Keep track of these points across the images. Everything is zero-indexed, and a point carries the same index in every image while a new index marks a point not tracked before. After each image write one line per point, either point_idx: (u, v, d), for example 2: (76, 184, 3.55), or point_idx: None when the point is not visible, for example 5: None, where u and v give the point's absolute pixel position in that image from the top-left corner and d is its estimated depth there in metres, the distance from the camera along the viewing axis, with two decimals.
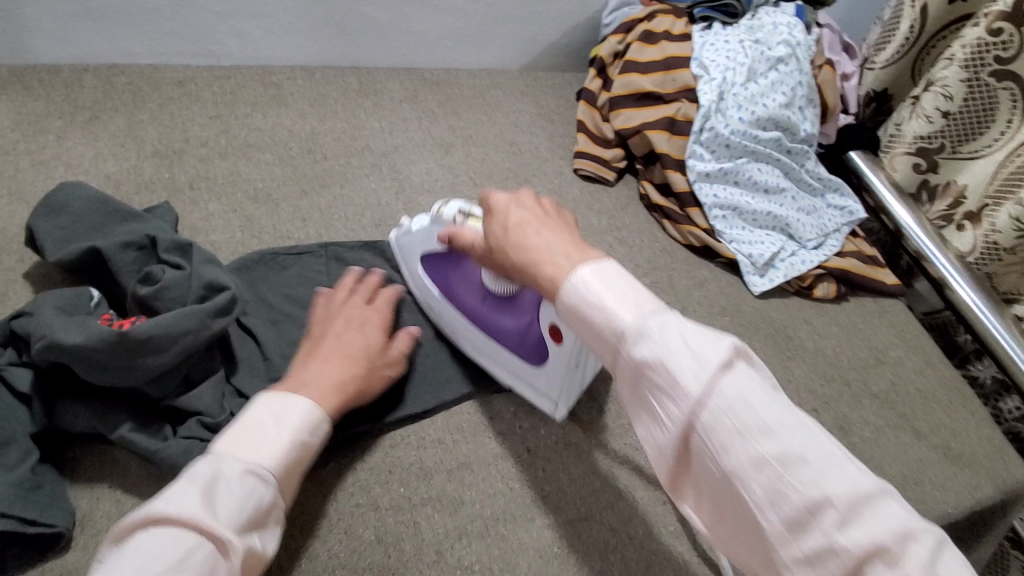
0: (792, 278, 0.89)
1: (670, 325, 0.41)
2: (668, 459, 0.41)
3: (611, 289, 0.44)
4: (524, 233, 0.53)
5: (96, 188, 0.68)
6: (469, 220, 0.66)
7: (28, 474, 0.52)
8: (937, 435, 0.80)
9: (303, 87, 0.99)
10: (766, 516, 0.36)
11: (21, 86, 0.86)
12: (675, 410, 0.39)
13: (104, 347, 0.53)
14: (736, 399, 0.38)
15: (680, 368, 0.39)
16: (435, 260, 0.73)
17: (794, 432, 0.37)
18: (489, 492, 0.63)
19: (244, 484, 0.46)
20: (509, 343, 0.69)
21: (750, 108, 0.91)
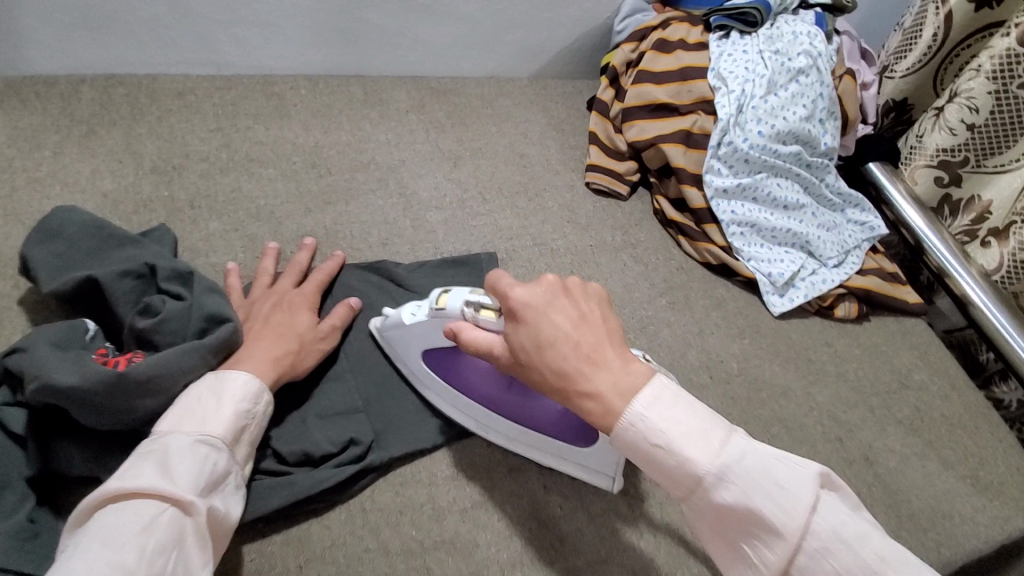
0: (813, 299, 0.87)
1: (754, 465, 0.45)
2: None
3: (688, 431, 0.46)
4: (564, 354, 0.50)
5: (90, 211, 0.65)
6: (481, 313, 0.57)
7: (24, 523, 0.49)
8: (964, 465, 0.77)
9: (306, 97, 0.95)
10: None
11: (15, 98, 0.83)
12: (771, 549, 0.44)
13: (103, 388, 0.51)
14: (827, 532, 0.43)
15: (773, 510, 0.44)
16: (439, 354, 0.66)
17: (878, 552, 0.42)
18: (504, 534, 0.61)
19: (197, 452, 0.49)
20: (548, 427, 0.63)
21: (770, 121, 0.88)
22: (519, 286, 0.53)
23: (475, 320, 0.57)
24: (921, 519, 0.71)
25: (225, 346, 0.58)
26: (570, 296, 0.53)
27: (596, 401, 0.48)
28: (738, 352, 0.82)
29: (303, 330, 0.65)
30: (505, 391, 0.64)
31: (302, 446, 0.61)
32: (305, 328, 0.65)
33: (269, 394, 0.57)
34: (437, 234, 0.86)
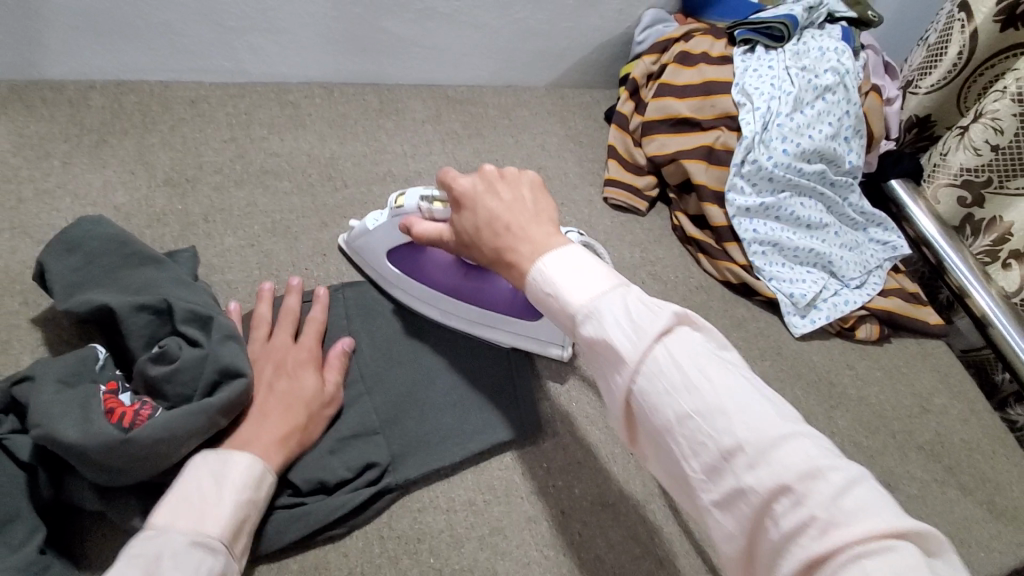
0: (834, 320, 0.86)
1: (617, 300, 0.41)
2: (619, 422, 0.42)
3: (568, 272, 0.44)
4: (496, 230, 0.51)
5: (117, 225, 0.63)
6: (434, 205, 0.63)
7: (35, 555, 0.47)
8: (983, 491, 0.76)
9: (321, 107, 0.94)
10: (689, 464, 0.37)
11: (24, 105, 0.81)
12: (619, 377, 0.40)
13: (105, 450, 0.48)
14: (667, 359, 0.38)
15: (618, 337, 0.40)
16: (401, 252, 0.73)
17: (717, 383, 0.37)
18: (524, 562, 0.59)
19: (192, 556, 0.43)
20: (503, 309, 0.71)
21: (796, 140, 0.86)
22: (462, 177, 0.55)
23: (429, 211, 0.63)
24: None
25: (233, 406, 0.53)
26: (506, 182, 0.54)
27: (517, 263, 0.48)
28: (758, 373, 0.81)
29: (309, 399, 0.60)
30: (462, 279, 0.72)
31: (317, 475, 0.59)
32: (310, 394, 0.60)
33: (272, 476, 0.54)
34: None
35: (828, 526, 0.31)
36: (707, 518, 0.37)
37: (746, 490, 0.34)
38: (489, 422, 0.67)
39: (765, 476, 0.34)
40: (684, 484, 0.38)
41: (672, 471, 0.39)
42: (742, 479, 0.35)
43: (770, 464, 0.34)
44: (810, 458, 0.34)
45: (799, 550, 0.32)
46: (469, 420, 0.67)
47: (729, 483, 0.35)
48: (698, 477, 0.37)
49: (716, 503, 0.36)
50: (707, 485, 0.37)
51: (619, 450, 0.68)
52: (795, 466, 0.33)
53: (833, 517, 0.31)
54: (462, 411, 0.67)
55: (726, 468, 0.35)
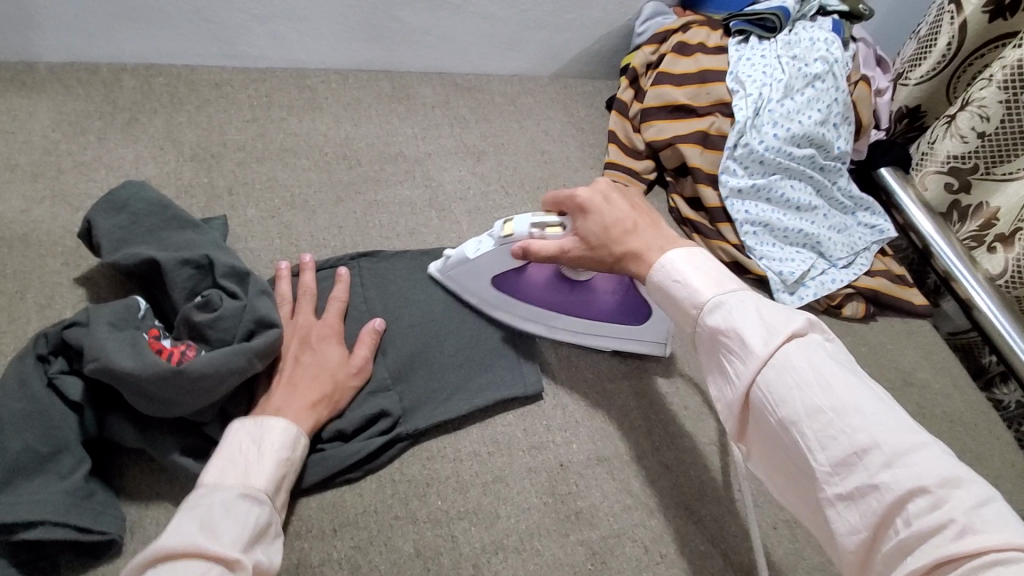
0: (822, 297, 0.90)
1: (745, 300, 0.51)
2: (739, 412, 0.49)
3: (696, 272, 0.55)
4: (624, 230, 0.62)
5: (158, 191, 0.69)
6: (548, 228, 0.67)
7: (81, 482, 0.53)
8: (961, 460, 0.80)
9: (337, 91, 0.99)
10: (816, 457, 0.43)
11: (61, 85, 0.87)
12: (744, 367, 0.48)
13: (158, 381, 0.53)
14: (800, 360, 0.46)
15: (751, 334, 0.49)
16: (504, 275, 0.74)
17: (851, 389, 0.44)
18: (523, 507, 0.63)
19: (239, 507, 0.49)
20: (609, 316, 0.74)
21: (786, 125, 0.91)
22: (580, 189, 0.66)
23: (544, 236, 0.67)
24: None
25: (268, 351, 0.59)
26: (619, 194, 0.66)
27: (645, 253, 0.60)
28: None
29: (334, 369, 0.64)
30: (566, 294, 0.75)
31: (334, 424, 0.63)
32: (336, 367, 0.65)
33: (306, 438, 0.58)
34: (461, 225, 0.89)
35: (963, 530, 0.36)
36: (829, 509, 0.43)
37: (879, 487, 0.40)
38: (494, 380, 0.72)
39: (900, 477, 0.39)
40: (807, 475, 0.44)
41: (794, 464, 0.46)
42: (876, 477, 0.40)
43: (908, 468, 0.40)
44: (943, 467, 0.39)
45: (931, 547, 0.37)
46: (473, 380, 0.71)
47: (861, 478, 0.41)
48: (825, 471, 0.43)
49: (841, 495, 0.42)
50: (833, 479, 0.42)
51: (614, 411, 0.72)
52: (934, 475, 0.39)
53: (970, 524, 0.36)
54: (468, 370, 0.72)
55: (858, 464, 0.41)
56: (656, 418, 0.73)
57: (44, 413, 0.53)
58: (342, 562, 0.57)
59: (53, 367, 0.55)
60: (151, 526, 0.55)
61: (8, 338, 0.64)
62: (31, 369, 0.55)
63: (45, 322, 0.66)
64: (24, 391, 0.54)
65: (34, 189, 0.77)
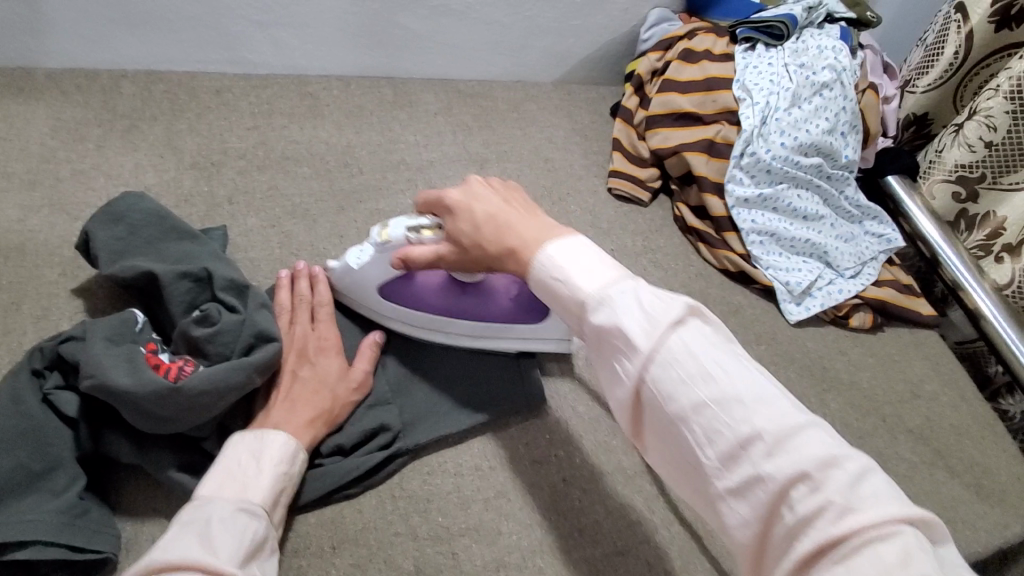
0: (829, 308, 0.89)
1: (627, 288, 0.45)
2: (628, 411, 0.44)
3: (573, 262, 0.48)
4: (496, 227, 0.54)
5: (158, 201, 0.68)
6: (423, 232, 0.64)
7: (75, 499, 0.51)
8: (969, 473, 0.79)
9: (339, 98, 0.98)
10: (705, 453, 0.39)
11: (60, 91, 0.86)
12: (629, 363, 0.43)
13: (155, 398, 0.52)
14: (682, 349, 0.41)
15: (632, 326, 0.43)
16: (391, 282, 0.70)
17: (734, 375, 0.40)
18: (526, 523, 0.62)
19: (237, 521, 0.48)
20: (506, 317, 0.70)
21: (793, 134, 0.90)
22: (449, 189, 0.60)
23: (419, 240, 0.64)
24: None
25: (269, 366, 0.58)
26: (493, 188, 0.59)
27: (521, 250, 0.51)
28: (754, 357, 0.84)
29: (333, 384, 0.63)
30: (457, 298, 0.70)
31: (334, 439, 0.63)
32: (335, 381, 0.64)
33: (304, 453, 0.57)
34: None
35: (843, 511, 0.34)
36: (721, 505, 0.39)
37: (764, 477, 0.37)
38: (497, 393, 0.71)
39: (784, 464, 0.37)
40: (696, 471, 0.41)
41: (683, 461, 0.42)
42: (762, 467, 0.37)
43: (790, 454, 0.37)
44: (824, 448, 0.37)
45: (814, 533, 0.35)
46: (476, 392, 0.70)
47: (747, 470, 0.38)
48: (714, 466, 0.39)
49: (731, 490, 0.38)
50: (723, 474, 0.39)
51: (618, 423, 0.72)
52: (814, 457, 0.36)
53: (849, 504, 0.34)
54: (472, 383, 0.71)
55: (744, 457, 0.38)
56: None
57: (38, 430, 0.52)
58: None
59: (48, 382, 0.54)
60: (146, 543, 0.54)
61: (4, 350, 0.63)
62: (26, 385, 0.54)
63: (41, 333, 0.65)
64: (18, 407, 0.52)
65: (31, 198, 0.76)
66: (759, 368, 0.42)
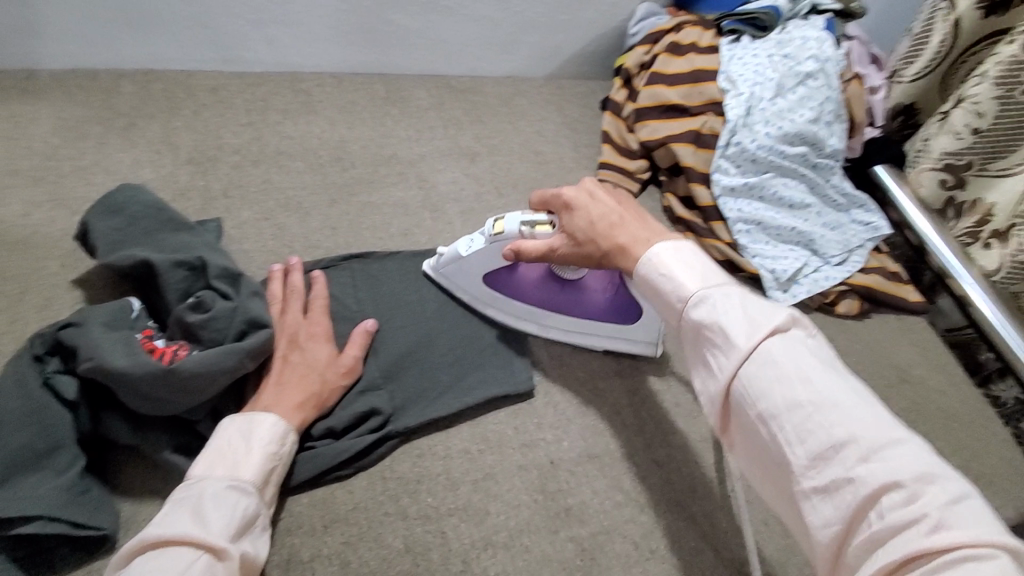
0: (815, 294, 0.90)
1: (732, 294, 0.49)
2: (718, 405, 0.47)
3: (680, 264, 0.53)
4: (610, 226, 0.61)
5: (155, 194, 0.70)
6: (537, 228, 0.66)
7: (76, 479, 0.53)
8: (956, 456, 0.80)
9: (332, 94, 1.00)
10: (793, 450, 0.41)
11: (60, 91, 0.88)
12: (724, 358, 0.46)
13: (150, 379, 0.54)
14: (780, 352, 0.44)
15: (734, 325, 0.47)
16: (496, 273, 0.75)
17: (832, 383, 0.42)
18: (514, 503, 0.64)
19: (228, 498, 0.50)
20: (599, 315, 0.75)
21: (777, 124, 0.92)
22: (568, 188, 0.66)
23: (533, 235, 0.67)
24: None
25: (262, 351, 0.60)
26: (608, 192, 0.64)
27: (633, 248, 0.58)
28: None
29: (323, 369, 0.64)
30: (556, 292, 0.75)
31: (325, 421, 0.64)
32: (325, 366, 0.65)
33: (294, 434, 0.59)
34: (455, 226, 0.90)
35: (937, 526, 0.34)
36: (804, 503, 0.40)
37: (855, 481, 0.38)
38: (486, 379, 0.72)
39: (879, 471, 0.37)
40: (784, 471, 0.42)
41: (769, 459, 0.44)
42: (853, 471, 0.38)
43: (885, 463, 0.38)
44: (921, 463, 0.37)
45: (903, 542, 0.35)
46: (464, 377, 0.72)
47: (836, 472, 0.39)
48: (801, 465, 0.41)
49: (816, 490, 0.40)
50: (810, 473, 0.40)
51: (605, 408, 0.73)
52: (911, 470, 0.37)
53: (946, 519, 0.34)
54: (462, 367, 0.73)
55: (834, 458, 0.39)
56: (647, 415, 0.73)
57: (39, 411, 0.54)
58: (331, 559, 0.58)
59: (48, 367, 0.56)
60: (145, 522, 0.56)
61: (6, 339, 0.65)
62: (27, 368, 0.55)
63: (43, 322, 0.67)
64: (21, 390, 0.54)
65: (33, 194, 0.78)
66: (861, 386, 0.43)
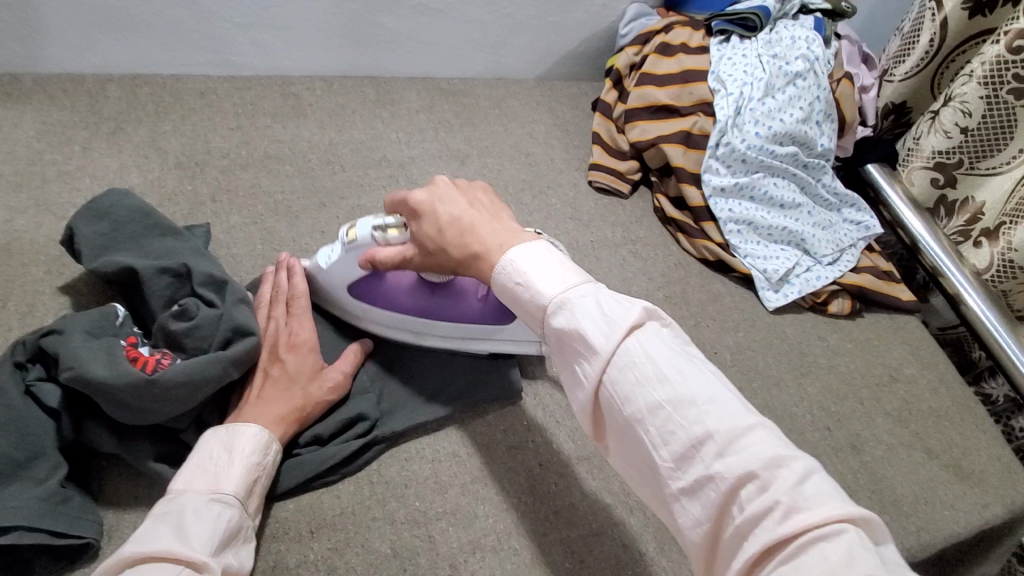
0: (806, 294, 0.90)
1: (588, 294, 0.46)
2: (587, 413, 0.46)
3: (535, 267, 0.49)
4: (461, 231, 0.56)
5: (141, 199, 0.69)
6: (389, 231, 0.64)
7: (57, 488, 0.53)
8: (948, 454, 0.80)
9: (322, 97, 1.00)
10: (659, 454, 0.41)
11: (46, 96, 0.88)
12: (587, 366, 0.44)
13: (132, 389, 0.53)
14: (639, 352, 0.43)
15: (591, 329, 0.44)
16: (360, 281, 0.70)
17: (688, 378, 0.42)
18: (503, 507, 0.63)
19: (210, 511, 0.50)
20: (476, 318, 0.71)
21: (767, 123, 0.91)
22: (415, 189, 0.60)
23: (386, 240, 0.64)
24: (905, 505, 0.73)
25: (247, 358, 0.59)
26: (461, 191, 0.59)
27: (486, 258, 0.53)
28: (732, 343, 0.85)
29: (307, 382, 0.63)
30: (426, 298, 0.71)
31: (311, 429, 0.64)
32: (309, 379, 0.64)
33: (278, 444, 0.58)
34: None
35: (790, 511, 0.36)
36: (675, 505, 0.41)
37: (716, 477, 0.39)
38: (474, 381, 0.72)
39: (734, 464, 0.38)
40: (652, 473, 0.42)
41: (640, 462, 0.43)
42: (713, 467, 0.39)
43: (740, 455, 0.39)
44: (771, 448, 0.39)
45: (764, 531, 0.36)
46: (453, 378, 0.72)
47: (699, 471, 0.40)
48: (668, 467, 0.41)
49: (684, 491, 0.40)
50: (677, 475, 0.41)
51: None
52: (762, 457, 0.38)
53: (795, 503, 0.36)
54: (450, 372, 0.72)
55: (696, 457, 0.40)
56: None
57: (19, 421, 0.53)
58: (316, 565, 0.57)
59: (30, 375, 0.56)
60: (128, 530, 0.55)
61: None
62: (8, 377, 0.55)
63: (26, 329, 0.66)
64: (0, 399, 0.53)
65: (17, 199, 0.77)
66: (714, 373, 0.43)
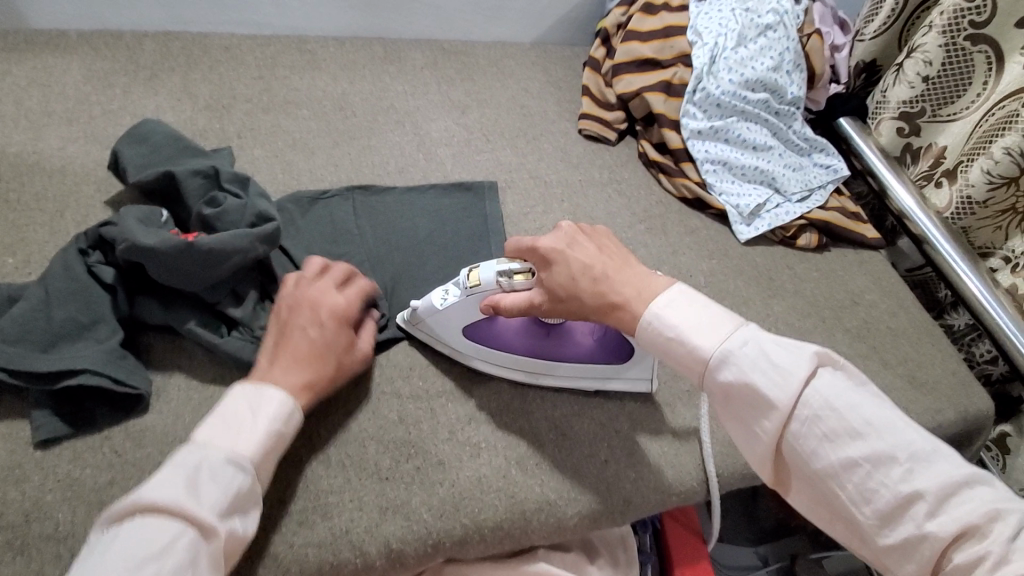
0: (776, 227, 0.98)
1: (745, 342, 0.55)
2: (770, 462, 0.56)
3: (688, 318, 0.58)
4: (591, 277, 0.64)
5: (172, 127, 0.79)
6: (515, 278, 0.66)
7: (115, 348, 0.62)
8: (903, 366, 0.88)
9: (336, 54, 1.09)
10: (861, 509, 0.50)
11: (90, 47, 0.98)
12: (769, 423, 0.54)
13: (177, 254, 0.63)
14: (824, 408, 0.52)
15: (769, 387, 0.53)
16: (476, 326, 0.71)
17: (883, 436, 0.50)
18: (494, 389, 0.74)
19: (225, 472, 0.52)
20: (591, 357, 0.72)
21: (740, 71, 0.99)
22: (544, 237, 0.67)
23: (511, 284, 0.66)
24: None
25: (269, 238, 0.68)
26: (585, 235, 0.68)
27: (625, 304, 0.62)
28: (705, 269, 0.94)
29: (340, 353, 0.66)
30: (542, 338, 0.72)
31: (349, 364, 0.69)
32: (343, 351, 0.67)
33: (300, 413, 0.60)
34: (445, 164, 0.99)
35: (1002, 561, 0.45)
36: (883, 551, 0.50)
37: (926, 533, 0.48)
38: None
39: (947, 522, 0.47)
40: (857, 526, 0.52)
41: (836, 512, 0.53)
42: (925, 525, 0.48)
43: (951, 513, 0.47)
44: (978, 502, 0.47)
45: None
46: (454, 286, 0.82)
47: (910, 526, 0.48)
48: (872, 521, 0.50)
49: (892, 542, 0.49)
50: (883, 530, 0.50)
51: None
52: (974, 512, 0.47)
53: (1005, 554, 0.45)
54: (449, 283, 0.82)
55: (903, 512, 0.49)
56: None
57: (84, 292, 0.63)
58: (334, 426, 0.67)
59: (91, 258, 0.65)
60: (172, 391, 0.65)
61: (53, 246, 0.75)
62: (74, 259, 0.64)
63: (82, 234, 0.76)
64: (68, 273, 0.63)
65: (69, 131, 0.87)
66: (903, 421, 0.52)
